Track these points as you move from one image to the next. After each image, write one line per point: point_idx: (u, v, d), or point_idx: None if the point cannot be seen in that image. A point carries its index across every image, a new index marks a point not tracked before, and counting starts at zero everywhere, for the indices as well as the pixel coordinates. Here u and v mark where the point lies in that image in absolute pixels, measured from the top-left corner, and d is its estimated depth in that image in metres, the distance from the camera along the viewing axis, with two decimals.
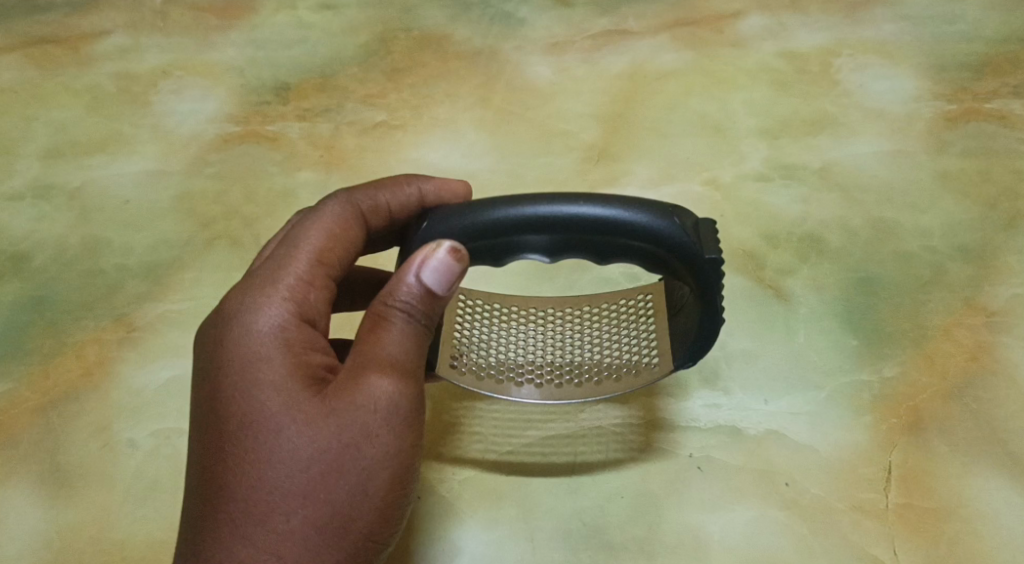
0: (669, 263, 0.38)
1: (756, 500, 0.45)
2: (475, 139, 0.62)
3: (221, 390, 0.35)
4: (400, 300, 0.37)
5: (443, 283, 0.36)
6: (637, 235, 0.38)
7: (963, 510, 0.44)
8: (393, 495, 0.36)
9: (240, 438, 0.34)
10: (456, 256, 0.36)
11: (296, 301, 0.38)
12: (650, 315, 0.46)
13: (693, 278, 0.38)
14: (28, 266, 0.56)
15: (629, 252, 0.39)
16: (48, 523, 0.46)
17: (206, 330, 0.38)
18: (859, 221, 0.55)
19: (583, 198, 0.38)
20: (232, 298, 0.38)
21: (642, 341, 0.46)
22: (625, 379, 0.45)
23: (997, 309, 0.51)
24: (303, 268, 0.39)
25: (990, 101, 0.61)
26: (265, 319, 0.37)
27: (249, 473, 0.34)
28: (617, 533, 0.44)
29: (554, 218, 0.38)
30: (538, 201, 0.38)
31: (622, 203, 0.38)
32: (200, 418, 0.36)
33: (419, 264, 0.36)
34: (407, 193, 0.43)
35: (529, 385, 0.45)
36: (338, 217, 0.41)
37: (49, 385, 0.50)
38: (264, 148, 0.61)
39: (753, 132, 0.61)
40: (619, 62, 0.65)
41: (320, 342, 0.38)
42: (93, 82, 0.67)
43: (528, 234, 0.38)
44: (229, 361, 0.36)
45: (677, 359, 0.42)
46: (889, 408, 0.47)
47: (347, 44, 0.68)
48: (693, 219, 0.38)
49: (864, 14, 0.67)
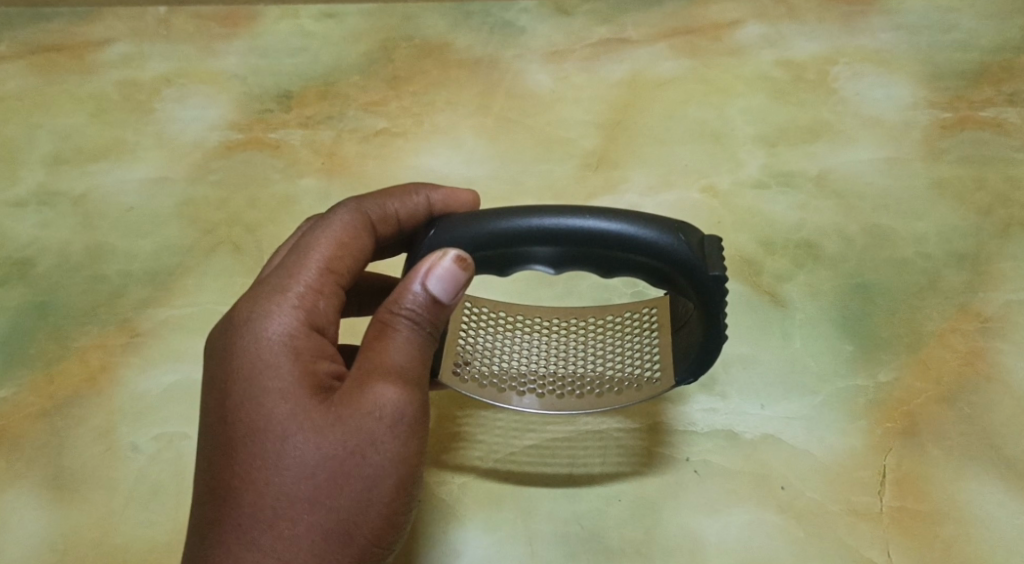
0: (673, 278, 0.39)
1: (752, 504, 0.45)
2: (475, 147, 0.62)
3: (230, 397, 0.36)
4: (406, 308, 0.37)
5: (448, 291, 0.37)
6: (641, 250, 0.38)
7: (957, 514, 0.44)
8: (397, 502, 0.36)
9: (248, 444, 0.35)
10: (462, 265, 0.37)
11: (305, 309, 0.38)
12: (653, 329, 0.47)
13: (696, 294, 0.38)
14: (32, 272, 0.57)
15: (634, 266, 0.39)
16: (50, 527, 0.46)
17: (216, 336, 0.38)
18: (855, 227, 0.56)
19: (589, 212, 0.39)
20: (242, 306, 0.38)
21: (645, 354, 0.46)
22: (627, 392, 0.45)
23: (992, 315, 0.51)
24: (312, 276, 0.39)
25: (985, 109, 0.61)
26: (274, 326, 0.37)
27: (256, 479, 0.34)
28: (615, 536, 0.45)
29: (559, 231, 0.38)
30: (545, 213, 0.38)
31: (628, 218, 0.38)
32: (208, 424, 0.36)
33: (425, 273, 0.37)
34: (416, 202, 0.44)
35: (531, 394, 0.46)
36: (348, 225, 0.42)
37: (53, 389, 0.51)
38: (267, 155, 0.62)
39: (751, 140, 0.61)
40: (618, 70, 0.66)
41: (328, 349, 0.38)
42: (97, 90, 0.67)
43: (533, 246, 0.39)
44: (238, 367, 0.36)
45: (678, 373, 0.43)
46: (884, 413, 0.47)
47: (349, 53, 0.69)
48: (698, 236, 0.38)
49: (860, 23, 0.68)
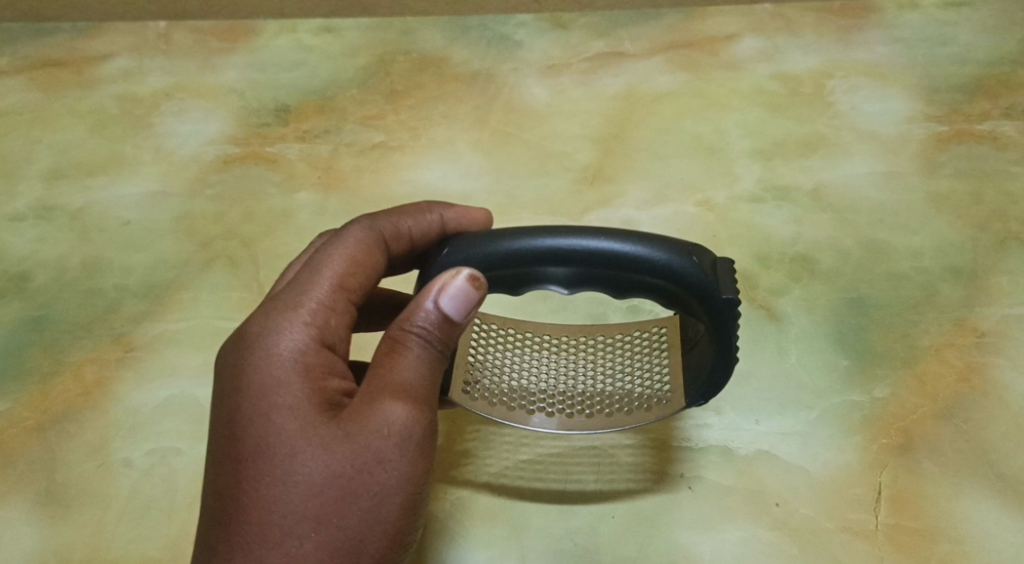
0: (685, 300, 0.39)
1: (746, 521, 0.45)
2: (472, 160, 0.63)
3: (239, 413, 0.36)
4: (417, 324, 0.37)
5: (459, 310, 0.37)
6: (654, 271, 0.38)
7: (953, 531, 0.44)
8: (405, 520, 0.36)
9: (257, 461, 0.35)
10: (474, 283, 0.37)
11: (316, 326, 0.38)
12: (663, 349, 0.47)
13: (707, 317, 0.38)
14: (29, 286, 0.57)
15: (646, 287, 0.39)
16: (42, 543, 0.46)
17: (227, 351, 0.38)
18: (851, 242, 0.56)
19: (603, 233, 0.38)
20: (253, 321, 0.38)
21: (654, 372, 0.46)
22: (637, 412, 0.45)
23: (988, 330, 0.51)
24: (324, 293, 0.39)
25: (982, 122, 0.61)
26: (285, 342, 0.37)
27: (264, 496, 0.34)
28: (609, 553, 0.44)
29: (572, 252, 0.38)
30: (558, 234, 0.38)
31: (641, 239, 0.38)
32: (217, 440, 0.36)
33: (437, 290, 0.37)
34: (430, 220, 0.44)
35: (541, 413, 0.46)
36: (361, 242, 0.42)
37: (48, 404, 0.51)
38: (263, 169, 0.62)
39: (747, 153, 0.61)
40: (614, 83, 0.66)
41: (338, 365, 0.38)
42: (96, 104, 0.68)
43: (547, 266, 0.39)
44: (248, 383, 0.36)
45: (689, 395, 0.44)
46: (880, 429, 0.47)
47: (347, 67, 0.69)
48: (711, 258, 0.38)
49: (857, 37, 0.68)
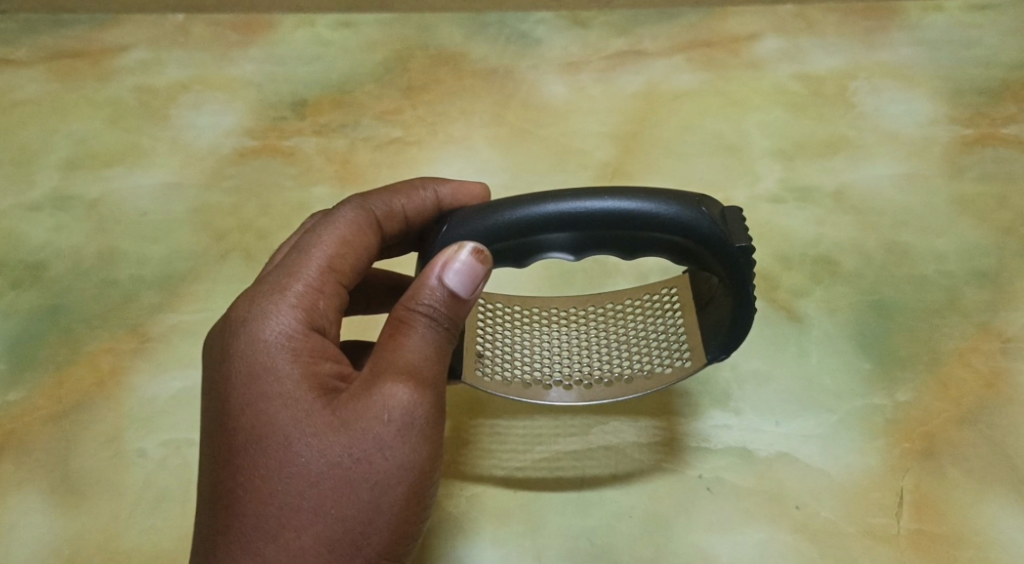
0: (697, 253, 0.38)
1: (766, 523, 0.44)
2: (489, 157, 0.62)
3: (231, 402, 0.35)
4: (422, 303, 0.36)
5: (466, 285, 0.36)
6: (664, 227, 0.37)
7: (977, 539, 0.43)
8: (408, 510, 0.35)
9: (250, 452, 0.34)
10: (479, 257, 0.36)
11: (305, 309, 0.38)
12: (676, 310, 0.46)
13: (723, 268, 0.38)
14: (45, 275, 0.57)
15: (657, 245, 0.39)
16: (55, 533, 0.46)
17: (216, 339, 0.38)
18: (873, 243, 0.55)
19: (606, 193, 0.38)
20: (240, 306, 0.38)
21: (669, 335, 0.45)
22: (656, 376, 0.44)
23: (1013, 335, 0.50)
24: (313, 275, 0.39)
25: (1007, 126, 0.60)
26: (274, 326, 0.37)
27: (260, 488, 0.34)
28: (624, 553, 0.44)
29: (577, 215, 0.37)
30: (560, 198, 0.38)
31: (647, 196, 0.37)
32: (211, 431, 0.36)
33: (441, 266, 0.36)
34: (424, 197, 0.44)
35: (558, 388, 0.45)
36: (352, 222, 0.41)
37: (62, 393, 0.51)
38: (279, 162, 0.62)
39: (768, 153, 0.61)
40: (634, 81, 0.66)
41: (332, 350, 0.38)
42: (114, 95, 0.68)
43: (551, 233, 0.38)
44: (239, 370, 0.36)
45: (710, 352, 0.42)
46: (901, 432, 0.47)
47: (366, 61, 0.69)
48: (719, 208, 0.38)
49: (881, 38, 0.67)
